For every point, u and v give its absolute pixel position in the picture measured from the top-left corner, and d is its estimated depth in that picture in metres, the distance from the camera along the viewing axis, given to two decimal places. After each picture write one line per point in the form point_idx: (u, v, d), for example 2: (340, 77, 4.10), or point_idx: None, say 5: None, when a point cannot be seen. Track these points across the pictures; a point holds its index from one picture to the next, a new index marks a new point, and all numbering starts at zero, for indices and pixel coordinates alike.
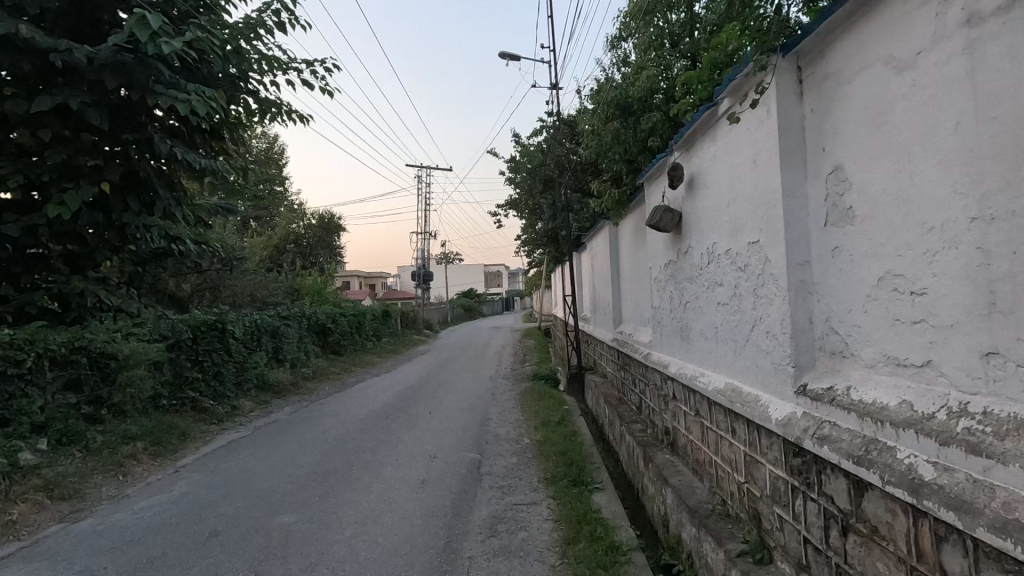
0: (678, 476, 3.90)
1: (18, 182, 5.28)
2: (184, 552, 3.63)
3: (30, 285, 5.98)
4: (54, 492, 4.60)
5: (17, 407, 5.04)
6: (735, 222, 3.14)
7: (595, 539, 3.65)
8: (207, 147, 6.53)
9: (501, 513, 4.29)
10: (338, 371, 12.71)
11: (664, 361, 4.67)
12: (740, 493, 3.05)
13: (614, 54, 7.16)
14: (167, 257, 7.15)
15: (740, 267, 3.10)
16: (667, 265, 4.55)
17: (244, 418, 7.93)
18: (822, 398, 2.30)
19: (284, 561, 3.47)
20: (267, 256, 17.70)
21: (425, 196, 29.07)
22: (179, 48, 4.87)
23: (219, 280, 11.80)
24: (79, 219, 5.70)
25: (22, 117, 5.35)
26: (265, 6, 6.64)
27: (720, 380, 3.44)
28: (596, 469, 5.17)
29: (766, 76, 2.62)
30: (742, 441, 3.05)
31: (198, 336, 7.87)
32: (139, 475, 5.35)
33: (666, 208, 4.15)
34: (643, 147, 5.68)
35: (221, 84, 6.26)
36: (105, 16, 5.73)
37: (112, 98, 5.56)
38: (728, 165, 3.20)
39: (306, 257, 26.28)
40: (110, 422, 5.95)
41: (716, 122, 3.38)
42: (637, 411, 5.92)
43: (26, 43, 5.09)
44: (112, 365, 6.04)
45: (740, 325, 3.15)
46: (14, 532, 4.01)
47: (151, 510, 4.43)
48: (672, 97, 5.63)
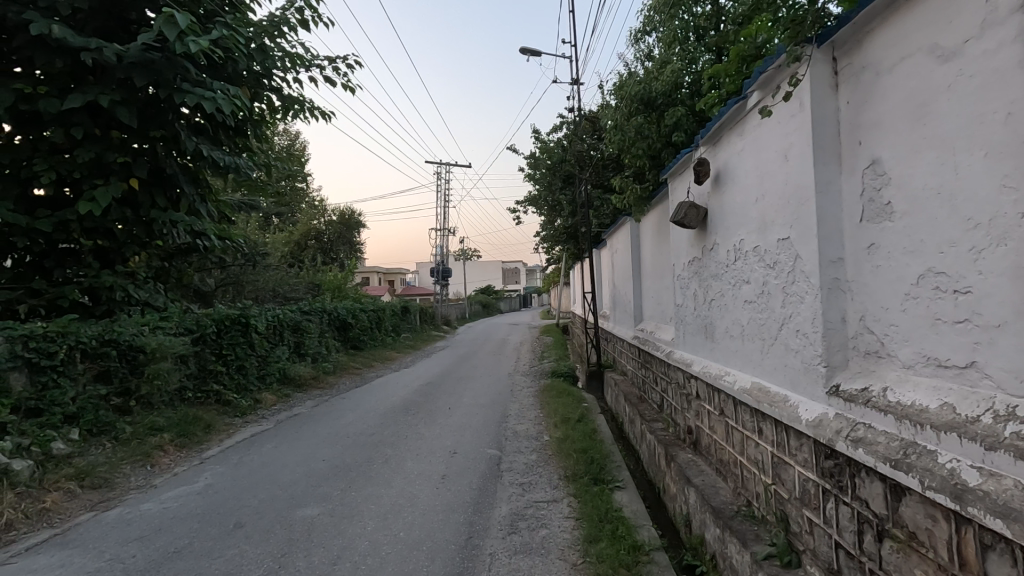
0: (701, 476, 3.84)
1: (51, 179, 5.40)
2: (210, 542, 3.69)
3: (61, 279, 6.10)
4: (85, 480, 4.72)
5: (50, 398, 5.14)
6: (764, 219, 3.07)
7: (617, 539, 3.62)
8: (232, 145, 6.70)
9: (521, 510, 4.27)
10: (358, 366, 12.84)
11: (687, 359, 4.61)
12: (767, 495, 3.00)
13: (637, 48, 7.10)
14: (192, 253, 7.26)
15: (769, 264, 3.03)
16: (691, 263, 4.49)
17: (267, 411, 8.05)
18: (856, 398, 2.23)
19: (306, 553, 3.51)
20: (288, 252, 17.93)
21: (444, 192, 29.11)
22: (206, 47, 4.98)
23: (242, 275, 12.02)
24: (108, 215, 5.81)
25: (55, 115, 5.48)
26: (289, 4, 6.72)
27: (746, 379, 3.38)
28: (616, 467, 5.14)
29: (799, 68, 2.55)
30: (769, 442, 2.99)
31: (222, 330, 8.00)
32: (166, 465, 5.48)
33: (691, 204, 4.10)
34: (667, 143, 5.52)
35: (245, 81, 6.35)
36: (133, 15, 5.85)
37: (140, 96, 5.66)
38: (758, 159, 3.13)
39: (327, 253, 26.69)
40: (137, 414, 6.10)
41: (744, 115, 3.32)
42: (657, 410, 5.86)
43: (59, 42, 5.21)
44: (141, 357, 6.20)
45: (768, 323, 3.08)
46: (47, 520, 4.12)
47: (177, 501, 4.52)
48: (697, 91, 5.57)
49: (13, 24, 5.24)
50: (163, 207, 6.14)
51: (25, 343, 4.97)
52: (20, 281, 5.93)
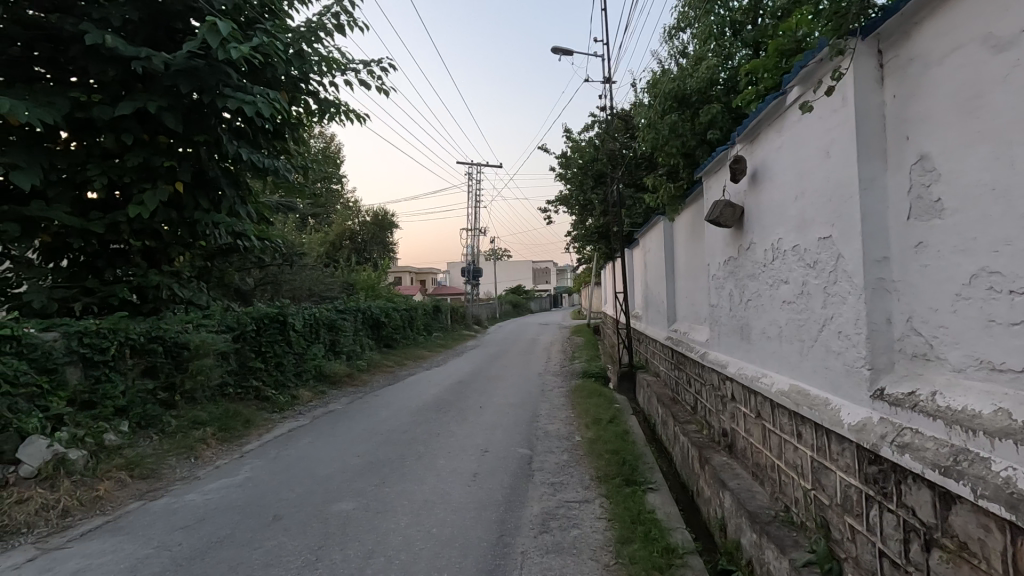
0: (737, 480, 3.76)
1: (103, 183, 5.66)
2: (250, 533, 3.82)
3: (112, 278, 6.37)
4: (134, 470, 4.95)
5: (102, 391, 5.39)
6: (804, 217, 2.99)
7: (650, 541, 3.59)
8: (271, 148, 6.92)
9: (553, 510, 4.28)
10: (391, 364, 13.05)
11: (722, 361, 4.52)
12: (807, 500, 2.92)
13: (671, 45, 7.00)
14: (233, 253, 7.50)
15: (809, 263, 2.96)
16: (727, 263, 4.41)
17: (304, 407, 8.27)
18: (902, 403, 2.16)
19: (342, 546, 3.58)
20: (324, 252, 18.33)
21: (476, 193, 29.34)
22: (247, 54, 5.15)
23: (280, 274, 12.36)
24: (156, 217, 6.06)
25: (106, 122, 5.74)
26: (325, 9, 6.87)
27: (784, 381, 3.30)
28: (648, 469, 5.09)
29: (842, 61, 2.48)
30: (808, 446, 2.91)
31: (262, 328, 8.24)
32: (209, 458, 5.69)
33: (727, 203, 4.03)
34: (701, 141, 5.43)
35: (283, 85, 6.53)
36: (178, 24, 6.09)
37: (185, 102, 5.90)
38: (797, 156, 3.05)
39: (361, 252, 27.22)
40: (181, 408, 6.35)
41: (783, 112, 3.23)
42: (691, 411, 5.77)
43: (111, 52, 5.48)
44: (184, 353, 6.45)
45: (808, 324, 3.01)
46: (100, 507, 4.33)
47: (219, 492, 4.68)
48: (733, 88, 5.46)
49: (70, 35, 5.54)
50: (206, 209, 6.38)
51: (80, 338, 5.22)
52: (74, 280, 6.19)
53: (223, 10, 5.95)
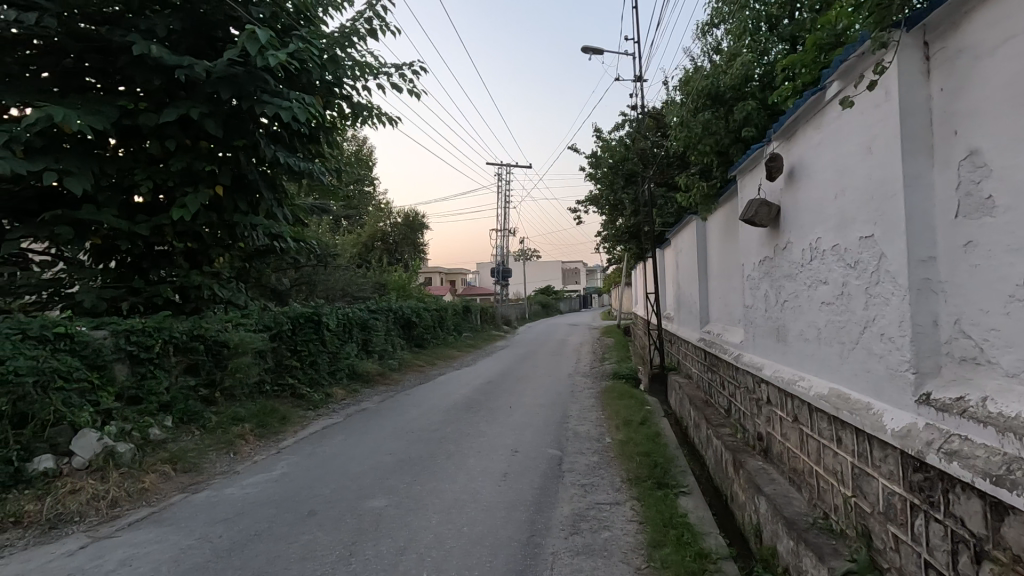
0: (773, 485, 3.67)
1: (148, 187, 5.90)
2: (287, 527, 3.92)
3: (156, 279, 6.62)
4: (177, 464, 5.13)
5: (147, 387, 5.61)
6: (844, 216, 2.91)
7: (682, 545, 3.53)
8: (305, 151, 7.11)
9: (583, 512, 4.25)
10: (421, 364, 13.19)
11: (758, 363, 4.42)
12: (847, 508, 2.83)
13: (705, 41, 6.88)
14: (269, 255, 7.70)
15: (849, 263, 2.87)
16: (762, 263, 4.31)
17: (337, 405, 8.44)
18: (950, 408, 2.07)
19: (375, 542, 3.65)
20: (356, 253, 18.64)
21: (506, 194, 29.45)
22: (283, 60, 5.30)
23: (314, 275, 12.63)
24: (197, 220, 6.28)
25: (152, 129, 5.97)
26: (359, 15, 7.01)
27: (822, 385, 3.21)
28: (680, 472, 5.01)
29: (885, 54, 2.39)
30: (849, 452, 2.83)
31: (297, 327, 8.44)
32: (247, 453, 5.87)
33: (762, 201, 3.94)
34: (736, 139, 5.32)
35: (318, 90, 6.68)
36: (218, 33, 6.29)
37: (225, 108, 6.09)
38: (837, 153, 2.97)
39: (392, 254, 27.62)
40: (221, 404, 6.57)
41: (821, 107, 3.15)
42: (725, 414, 5.66)
43: (156, 62, 5.70)
44: (224, 351, 6.66)
45: (848, 326, 2.92)
46: (146, 499, 4.51)
47: (256, 487, 4.81)
48: (769, 84, 5.34)
49: (118, 46, 5.79)
50: (244, 212, 6.60)
51: (128, 336, 5.45)
52: (121, 281, 6.45)
53: (260, 18, 6.20)
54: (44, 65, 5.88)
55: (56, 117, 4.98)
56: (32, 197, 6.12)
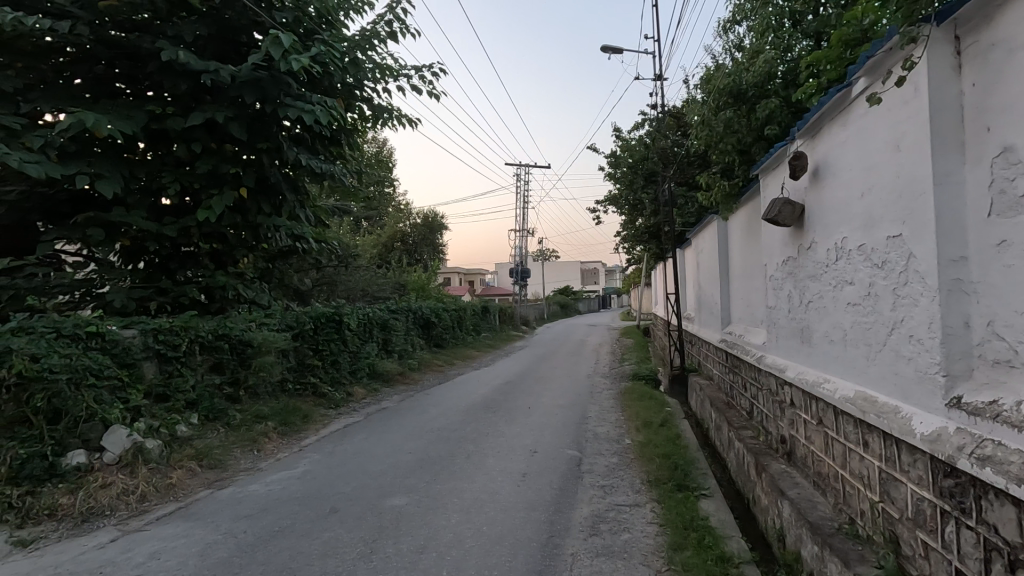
0: (797, 489, 3.61)
1: (175, 189, 6.04)
2: (309, 524, 3.97)
3: (183, 279, 6.78)
4: (203, 460, 5.25)
5: (175, 385, 5.75)
6: (871, 215, 2.85)
7: (704, 549, 3.49)
8: (327, 153, 7.21)
9: (603, 513, 4.23)
10: (441, 363, 13.27)
11: (781, 365, 4.35)
12: (874, 513, 2.77)
13: (726, 39, 6.80)
14: (292, 255, 7.83)
15: (876, 263, 2.81)
16: (786, 263, 4.24)
17: (358, 404, 8.53)
18: (982, 412, 2.02)
19: (395, 540, 3.68)
20: (376, 254, 18.82)
21: (524, 194, 29.47)
22: (306, 64, 5.38)
23: (335, 275, 12.80)
24: (223, 222, 6.41)
25: (179, 133, 6.11)
26: (380, 18, 7.09)
27: (848, 388, 3.14)
28: (701, 475, 4.96)
29: (914, 49, 2.34)
30: (876, 456, 2.77)
31: (319, 327, 8.56)
32: (271, 450, 5.97)
33: (786, 201, 3.88)
34: (759, 137, 5.24)
35: (339, 93, 6.77)
36: (243, 38, 6.41)
37: (249, 112, 6.21)
38: (864, 151, 2.91)
39: (412, 254, 27.84)
40: (245, 402, 6.69)
41: (847, 105, 3.09)
42: (747, 416, 5.59)
43: (183, 67, 5.84)
44: (248, 351, 6.79)
45: (875, 328, 2.86)
46: (173, 494, 4.62)
47: (280, 484, 4.90)
48: (793, 81, 5.25)
49: (147, 52, 5.93)
50: (268, 213, 6.72)
51: (155, 335, 5.59)
52: (149, 281, 6.61)
53: (283, 22, 6.28)
54: (76, 72, 6.05)
55: (88, 123, 5.13)
56: (65, 200, 6.32)
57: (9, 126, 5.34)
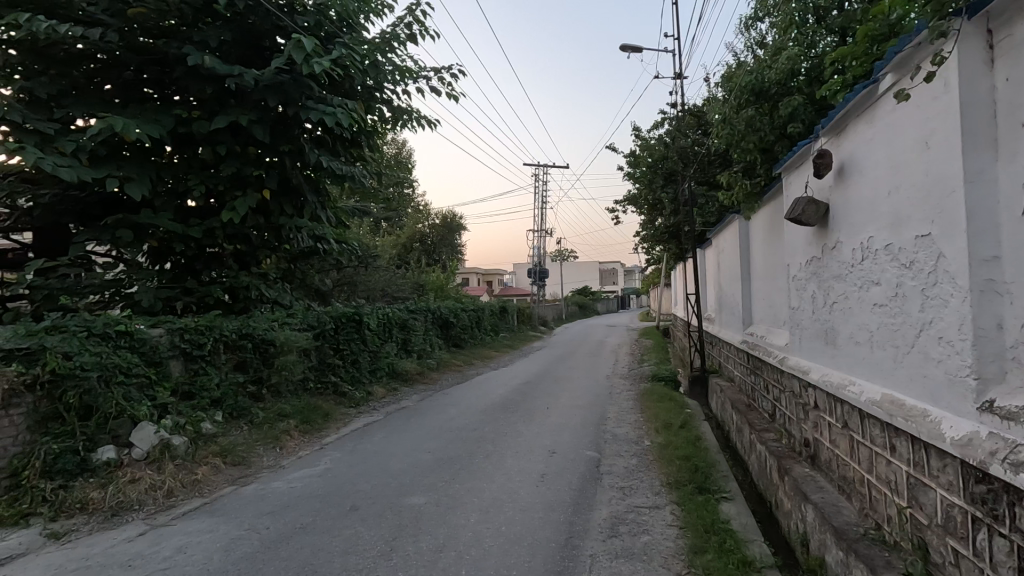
0: (821, 493, 3.54)
1: (201, 191, 6.17)
2: (330, 521, 4.02)
3: (208, 279, 6.92)
4: (228, 457, 5.35)
5: (200, 383, 5.87)
6: (899, 213, 2.79)
7: (725, 552, 3.45)
8: (347, 155, 7.30)
9: (622, 515, 4.21)
10: (459, 363, 13.32)
11: (804, 367, 4.28)
12: (901, 519, 2.71)
13: (748, 36, 6.71)
14: (313, 256, 7.93)
15: (904, 263, 2.75)
16: (809, 263, 4.16)
17: (378, 403, 8.62)
18: (1016, 417, 1.96)
19: (414, 539, 3.71)
20: (396, 254, 18.99)
21: (542, 194, 29.44)
22: (328, 67, 5.46)
23: (356, 275, 12.94)
24: (246, 223, 6.53)
25: (204, 136, 6.24)
26: (399, 20, 7.15)
27: (875, 391, 3.07)
28: (722, 478, 4.90)
29: (944, 44, 2.29)
30: (904, 460, 2.71)
31: (340, 326, 8.67)
32: (293, 448, 6.07)
33: (809, 200, 3.81)
34: (781, 135, 5.16)
35: (360, 95, 6.85)
36: (266, 42, 6.52)
37: (272, 114, 6.31)
38: (891, 148, 2.85)
39: (430, 255, 28.01)
40: (268, 400, 6.80)
41: (874, 101, 3.03)
42: (769, 419, 5.50)
43: (209, 71, 5.96)
44: (271, 350, 6.90)
45: (903, 329, 2.79)
46: (199, 490, 4.72)
47: (302, 481, 4.97)
48: (817, 77, 5.16)
49: (174, 58, 6.08)
50: (290, 214, 6.82)
51: (181, 335, 5.71)
52: (176, 282, 6.76)
53: (305, 26, 6.39)
54: (106, 78, 6.23)
55: (117, 127, 5.26)
56: (96, 203, 6.51)
57: (44, 131, 5.52)
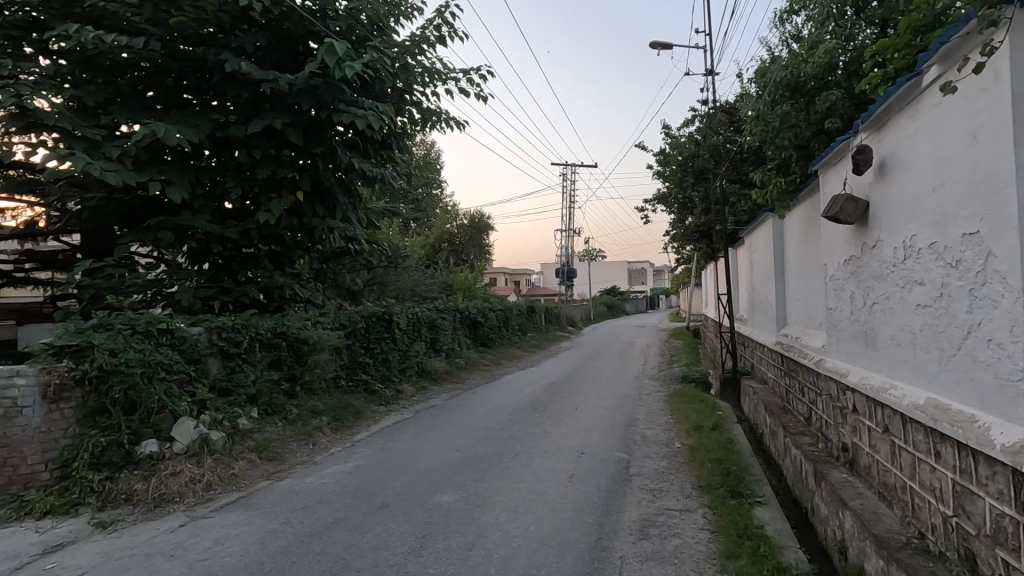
0: (860, 500, 3.43)
1: (237, 194, 6.35)
2: (361, 517, 4.10)
3: (244, 279, 7.11)
4: (263, 453, 5.49)
5: (237, 379, 6.05)
6: (944, 211, 2.69)
7: (759, 558, 3.37)
8: (378, 156, 7.42)
9: (652, 517, 4.17)
10: (487, 363, 13.36)
11: (842, 369, 4.16)
12: (947, 528, 2.61)
13: (783, 29, 6.57)
14: (345, 256, 8.07)
15: (949, 263, 2.65)
16: (848, 262, 4.05)
17: (407, 401, 8.72)
18: None
19: (444, 536, 3.74)
20: (425, 254, 19.16)
21: (570, 193, 29.29)
22: (359, 71, 5.56)
23: (385, 275, 13.12)
24: (281, 224, 6.69)
25: (241, 140, 6.42)
26: (428, 23, 7.22)
27: (918, 394, 2.97)
28: (756, 482, 4.80)
29: (993, 34, 2.21)
30: (949, 467, 2.61)
31: (370, 326, 8.80)
32: (325, 444, 6.20)
33: (848, 197, 3.69)
34: (818, 131, 5.03)
35: (390, 98, 6.95)
36: (299, 47, 6.67)
37: (305, 118, 6.45)
38: (935, 143, 2.75)
39: (459, 255, 28.22)
40: (302, 398, 6.96)
41: (916, 95, 2.93)
42: (804, 422, 5.37)
43: (245, 77, 6.13)
44: (304, 348, 7.05)
45: (948, 331, 2.69)
46: (236, 484, 4.85)
47: (334, 477, 5.07)
48: (855, 71, 5.02)
49: (213, 64, 6.28)
50: (322, 216, 6.97)
51: (219, 333, 5.89)
52: (214, 281, 6.97)
53: (338, 31, 6.54)
54: (149, 85, 6.47)
55: (159, 132, 5.46)
56: (139, 205, 6.77)
57: (92, 138, 5.76)
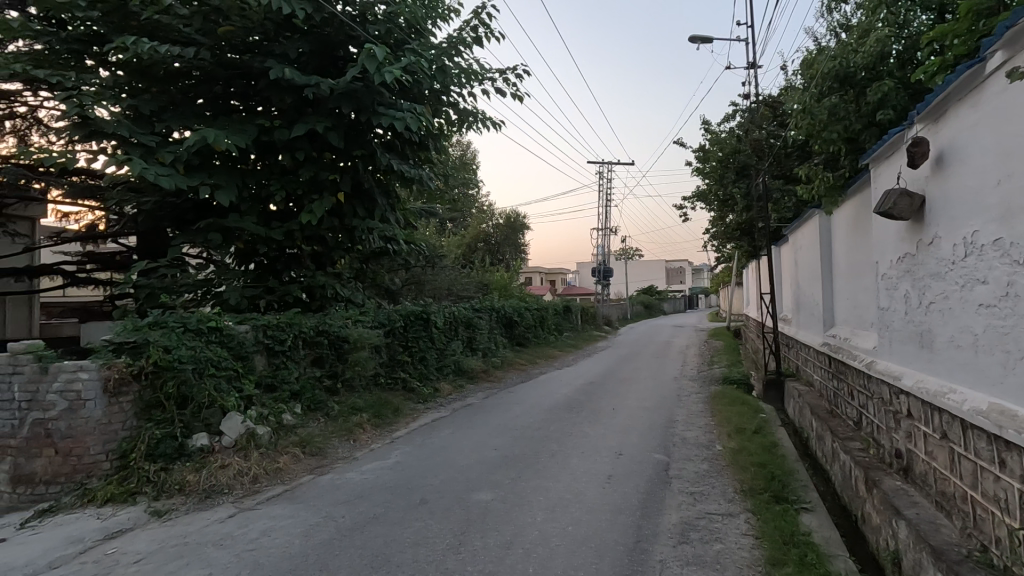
0: (916, 509, 3.28)
1: (281, 196, 6.54)
2: (400, 512, 4.16)
3: (288, 279, 7.32)
4: (306, 447, 5.64)
5: (281, 376, 6.24)
6: (1009, 205, 2.54)
7: (806, 567, 3.26)
8: (415, 158, 7.52)
9: (693, 521, 4.08)
10: (523, 362, 13.37)
11: (896, 371, 3.98)
12: (1013, 541, 2.47)
13: (830, 18, 6.33)
14: (383, 256, 8.21)
15: (1016, 260, 2.50)
16: (901, 260, 3.86)
17: (444, 400, 8.81)
18: None
19: (482, 534, 3.76)
20: (461, 254, 19.31)
21: (606, 192, 29.01)
22: (398, 74, 5.65)
23: (423, 275, 13.30)
24: (323, 225, 6.86)
25: (284, 143, 6.61)
26: (465, 24, 7.27)
27: (980, 399, 2.81)
28: (802, 487, 4.64)
29: None
30: (1015, 477, 2.46)
31: (408, 325, 8.93)
32: (365, 440, 6.32)
33: (903, 192, 3.53)
34: (869, 123, 4.82)
35: (427, 99, 7.04)
36: (340, 52, 6.81)
37: (346, 121, 6.60)
38: (999, 134, 2.60)
39: (494, 255, 28.33)
40: (342, 394, 7.12)
41: (977, 84, 2.79)
42: (854, 427, 5.16)
43: (289, 83, 6.31)
44: (345, 346, 7.21)
45: (1015, 332, 2.54)
46: (281, 477, 5.00)
47: (374, 473, 5.18)
48: (910, 59, 4.79)
49: (259, 71, 6.48)
50: (362, 217, 7.11)
51: (265, 330, 6.09)
52: (259, 281, 7.20)
53: (377, 35, 6.65)
54: (199, 93, 6.72)
55: (209, 138, 5.68)
56: (190, 208, 7.05)
57: (147, 144, 6.03)
